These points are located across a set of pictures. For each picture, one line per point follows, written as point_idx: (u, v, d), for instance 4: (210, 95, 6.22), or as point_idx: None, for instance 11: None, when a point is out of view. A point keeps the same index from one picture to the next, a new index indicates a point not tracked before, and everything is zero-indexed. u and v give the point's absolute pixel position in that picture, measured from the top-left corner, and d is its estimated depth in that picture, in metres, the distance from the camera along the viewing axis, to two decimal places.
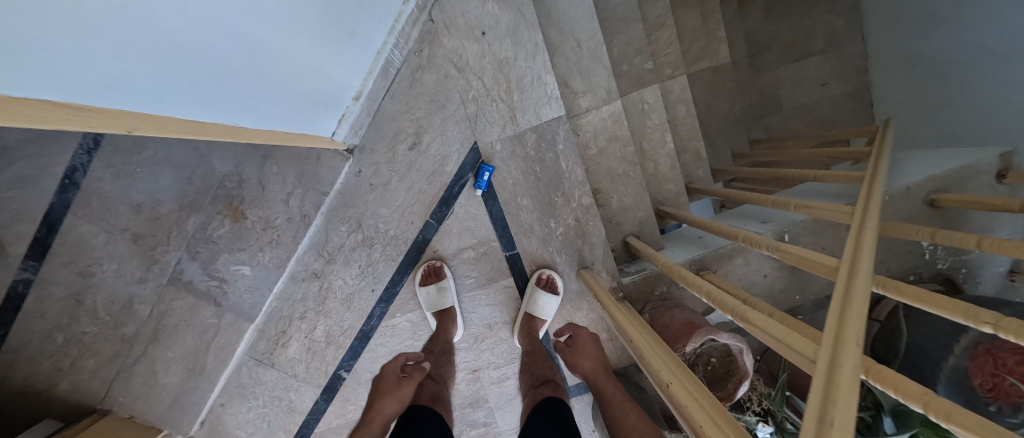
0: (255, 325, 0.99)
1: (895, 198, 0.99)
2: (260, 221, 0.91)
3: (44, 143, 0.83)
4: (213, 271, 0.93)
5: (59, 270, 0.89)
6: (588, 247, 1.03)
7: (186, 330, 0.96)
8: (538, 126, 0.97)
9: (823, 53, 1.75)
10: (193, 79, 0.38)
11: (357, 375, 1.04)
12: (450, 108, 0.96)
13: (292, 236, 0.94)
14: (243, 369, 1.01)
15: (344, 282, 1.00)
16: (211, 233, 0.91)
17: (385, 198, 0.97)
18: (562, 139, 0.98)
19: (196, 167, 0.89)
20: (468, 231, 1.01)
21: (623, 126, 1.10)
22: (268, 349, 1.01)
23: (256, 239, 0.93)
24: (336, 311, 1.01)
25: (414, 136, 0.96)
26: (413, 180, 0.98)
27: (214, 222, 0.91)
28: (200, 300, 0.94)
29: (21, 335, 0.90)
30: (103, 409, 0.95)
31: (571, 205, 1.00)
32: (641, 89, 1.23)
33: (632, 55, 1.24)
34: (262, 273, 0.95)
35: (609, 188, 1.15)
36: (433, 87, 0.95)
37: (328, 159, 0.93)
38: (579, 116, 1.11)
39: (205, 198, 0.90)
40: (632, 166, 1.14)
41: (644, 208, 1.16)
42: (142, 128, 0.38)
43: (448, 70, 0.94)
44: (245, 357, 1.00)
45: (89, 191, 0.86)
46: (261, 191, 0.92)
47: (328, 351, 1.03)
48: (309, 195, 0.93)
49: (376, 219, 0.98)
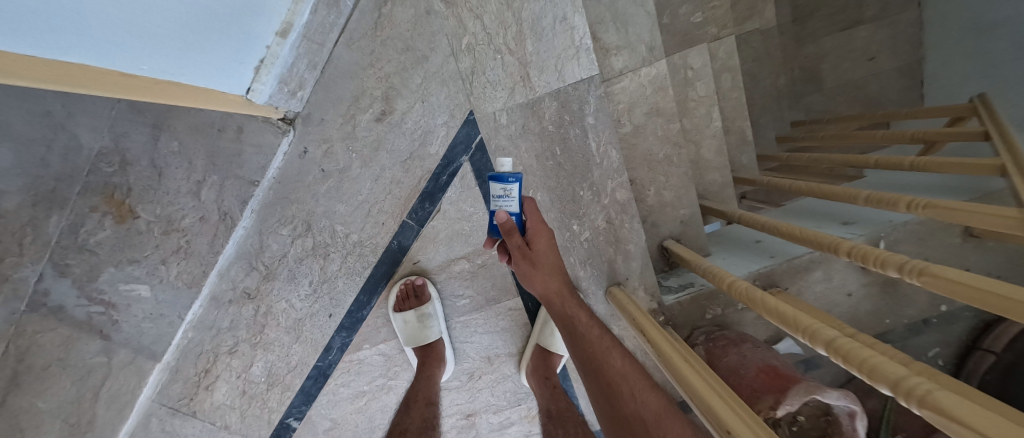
0: (164, 364, 0.71)
1: None
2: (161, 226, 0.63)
3: None
4: (94, 293, 0.65)
5: None
6: (623, 257, 0.77)
7: (59, 373, 0.67)
8: (560, 90, 0.68)
9: None
10: None
11: (311, 424, 0.78)
12: (436, 59, 0.68)
13: (208, 242, 0.66)
14: (150, 421, 0.73)
15: (290, 304, 0.73)
16: (86, 238, 0.63)
17: (344, 189, 0.69)
18: (594, 109, 0.69)
19: (52, 141, 0.59)
20: (461, 236, 0.74)
21: (670, 94, 0.82)
22: (185, 393, 0.73)
23: (155, 246, 0.65)
24: (280, 342, 0.74)
25: (383, 102, 0.67)
26: (384, 164, 0.70)
27: (88, 222, 0.62)
28: (78, 332, 0.66)
29: None
30: None
31: (601, 200, 0.74)
32: (686, 47, 0.95)
33: (677, 3, 0.95)
34: (167, 295, 0.67)
35: (647, 177, 0.89)
36: (412, 29, 0.66)
37: (256, 132, 0.64)
38: (610, 80, 0.83)
39: (69, 186, 0.61)
40: (678, 147, 0.86)
41: (688, 203, 0.90)
42: None
43: (434, 4, 0.66)
44: (152, 406, 0.73)
45: None
46: (157, 177, 0.63)
47: (272, 395, 0.76)
48: (230, 184, 0.65)
49: (333, 218, 0.70)
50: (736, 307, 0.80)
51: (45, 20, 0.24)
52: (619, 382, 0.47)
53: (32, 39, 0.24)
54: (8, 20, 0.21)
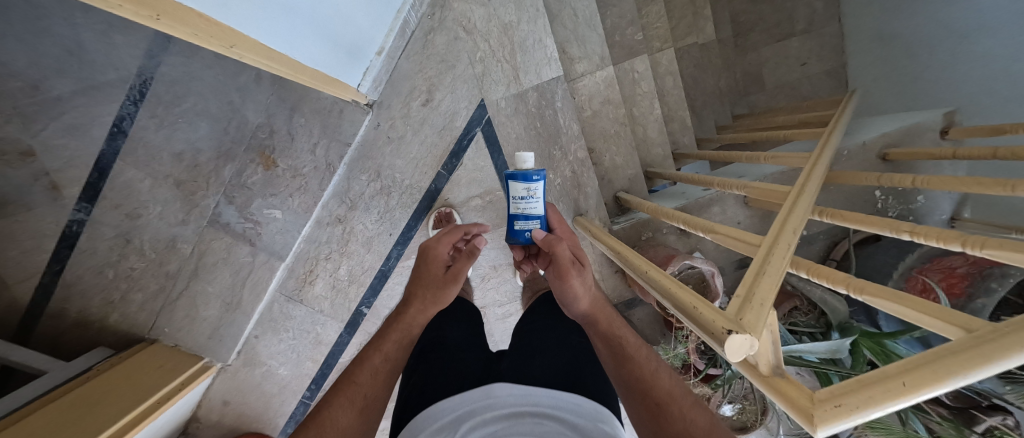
0: (285, 264, 1.11)
1: (855, 154, 1.15)
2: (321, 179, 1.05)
3: (94, 94, 0.93)
4: (247, 215, 1.05)
5: (108, 211, 1.00)
6: (584, 197, 1.16)
7: (222, 268, 1.07)
8: (539, 85, 1.07)
9: (803, 33, 1.87)
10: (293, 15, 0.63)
11: (376, 311, 1.17)
12: (459, 68, 1.07)
13: (318, 183, 1.06)
14: (275, 304, 1.14)
15: (365, 226, 1.11)
16: (246, 180, 1.03)
17: (401, 151, 1.08)
18: (561, 97, 1.08)
19: (231, 120, 1.00)
20: (475, 182, 1.13)
21: (616, 88, 1.21)
22: (296, 286, 1.13)
23: (286, 186, 1.05)
24: (357, 253, 1.13)
25: (426, 94, 1.07)
26: (426, 134, 1.09)
27: (248, 170, 1.02)
28: (236, 240, 1.06)
29: (76, 270, 1.02)
30: (154, 338, 1.10)
31: (568, 158, 1.12)
32: (632, 56, 1.33)
33: (626, 24, 1.33)
34: (292, 218, 1.07)
35: (603, 148, 1.26)
36: (445, 49, 1.06)
37: (350, 113, 1.05)
38: (575, 79, 1.22)
39: (238, 147, 1.01)
40: (624, 125, 1.24)
41: (635, 164, 1.27)
42: (213, 43, 0.52)
43: (459, 33, 1.05)
44: (276, 294, 1.13)
45: (134, 139, 0.97)
46: (291, 141, 1.03)
47: (351, 289, 1.15)
48: (333, 146, 1.05)
49: (393, 170, 1.09)
50: (662, 232, 1.18)
51: (310, 38, 0.69)
52: (646, 364, 0.54)
53: (308, 47, 0.69)
54: (301, 36, 0.67)
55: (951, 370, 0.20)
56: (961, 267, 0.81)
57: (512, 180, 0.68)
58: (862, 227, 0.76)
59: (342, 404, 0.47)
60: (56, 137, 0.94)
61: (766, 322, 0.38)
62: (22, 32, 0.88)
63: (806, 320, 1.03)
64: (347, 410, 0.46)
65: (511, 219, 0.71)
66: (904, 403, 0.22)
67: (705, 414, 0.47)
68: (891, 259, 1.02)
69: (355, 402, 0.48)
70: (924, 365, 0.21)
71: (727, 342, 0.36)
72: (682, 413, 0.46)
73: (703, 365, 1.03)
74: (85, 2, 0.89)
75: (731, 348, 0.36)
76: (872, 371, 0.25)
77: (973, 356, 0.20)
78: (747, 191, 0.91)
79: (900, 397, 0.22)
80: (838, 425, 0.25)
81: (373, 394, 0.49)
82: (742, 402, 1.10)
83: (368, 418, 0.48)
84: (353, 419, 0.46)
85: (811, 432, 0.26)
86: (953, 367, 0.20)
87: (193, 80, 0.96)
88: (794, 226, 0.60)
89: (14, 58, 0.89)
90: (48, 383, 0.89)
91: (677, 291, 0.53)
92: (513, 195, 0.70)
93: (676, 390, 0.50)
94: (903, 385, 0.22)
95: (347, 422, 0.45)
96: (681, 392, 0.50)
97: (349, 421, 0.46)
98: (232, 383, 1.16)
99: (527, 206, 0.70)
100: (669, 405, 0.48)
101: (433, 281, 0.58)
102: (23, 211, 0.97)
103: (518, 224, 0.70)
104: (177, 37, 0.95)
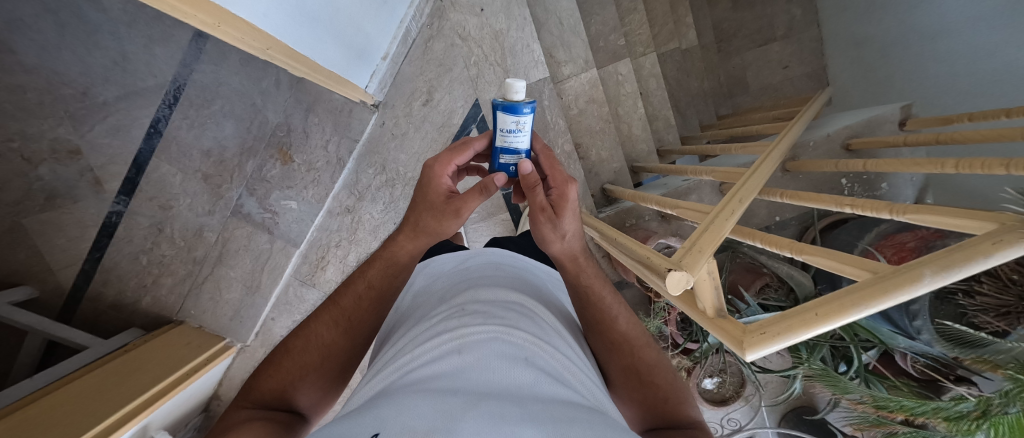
0: (300, 251, 1.25)
1: (820, 144, 1.18)
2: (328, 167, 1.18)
3: (134, 99, 1.07)
4: (267, 205, 1.19)
5: (145, 202, 1.13)
6: None
7: (244, 253, 1.21)
8: (528, 85, 1.21)
9: (784, 38, 1.97)
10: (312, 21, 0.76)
11: None
12: (456, 70, 1.19)
13: (330, 176, 1.20)
14: (290, 288, 1.27)
15: (371, 215, 1.25)
16: (266, 174, 1.18)
17: (404, 146, 1.22)
18: (547, 97, 1.22)
19: (254, 119, 1.14)
20: None
21: (600, 89, 1.32)
22: (310, 271, 1.27)
23: (302, 179, 1.20)
24: (365, 240, 1.26)
25: (426, 94, 1.20)
26: (426, 131, 1.22)
27: (267, 164, 1.17)
28: (256, 229, 1.20)
29: (114, 257, 1.15)
30: (180, 319, 1.21)
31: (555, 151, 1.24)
32: (615, 59, 1.45)
33: (608, 31, 1.46)
34: (306, 207, 1.21)
35: (589, 143, 1.36)
36: (442, 54, 1.18)
37: (358, 113, 1.18)
38: (562, 81, 1.34)
39: (260, 145, 1.16)
40: (607, 122, 1.35)
41: (618, 158, 1.37)
42: (252, 43, 0.67)
43: (455, 40, 1.17)
44: (291, 278, 1.26)
45: (168, 138, 1.11)
46: (306, 138, 1.17)
47: None
48: (343, 142, 1.19)
49: (398, 163, 1.23)
50: (644, 218, 1.26)
51: (326, 43, 0.81)
52: (609, 310, 0.55)
53: (326, 51, 0.81)
54: (319, 41, 0.79)
55: (857, 301, 0.25)
56: (910, 241, 0.85)
57: (498, 110, 0.54)
58: (816, 204, 0.85)
59: (328, 322, 0.55)
60: (102, 137, 1.08)
61: (704, 262, 0.39)
62: (74, 46, 1.01)
63: (775, 295, 1.07)
64: (333, 329, 0.55)
65: (493, 153, 0.58)
66: (815, 332, 0.26)
67: (654, 352, 0.56)
68: (853, 238, 1.02)
69: (340, 322, 0.55)
70: (837, 298, 0.26)
71: (668, 276, 0.38)
72: (632, 351, 0.54)
73: (682, 339, 1.13)
74: (128, 19, 1.02)
75: (671, 283, 0.37)
76: (794, 308, 0.29)
77: (877, 288, 0.24)
78: (715, 175, 1.00)
79: (813, 325, 0.26)
80: (766, 351, 0.29)
81: (355, 316, 0.55)
82: (719, 375, 1.16)
83: (353, 335, 0.55)
84: (336, 336, 0.54)
85: (741, 356, 0.31)
86: (859, 298, 0.25)
87: (221, 85, 1.10)
88: (745, 196, 0.68)
89: (67, 68, 1.03)
90: (87, 356, 1.00)
91: (644, 252, 0.58)
92: (498, 128, 0.56)
93: (633, 333, 0.55)
94: (817, 314, 0.26)
95: (331, 337, 0.54)
96: (638, 332, 0.56)
97: (333, 337, 0.54)
98: (249, 361, 1.28)
99: (513, 141, 0.56)
100: (624, 346, 0.54)
101: (436, 207, 0.55)
102: (70, 203, 1.10)
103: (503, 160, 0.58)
104: (207, 48, 1.09)
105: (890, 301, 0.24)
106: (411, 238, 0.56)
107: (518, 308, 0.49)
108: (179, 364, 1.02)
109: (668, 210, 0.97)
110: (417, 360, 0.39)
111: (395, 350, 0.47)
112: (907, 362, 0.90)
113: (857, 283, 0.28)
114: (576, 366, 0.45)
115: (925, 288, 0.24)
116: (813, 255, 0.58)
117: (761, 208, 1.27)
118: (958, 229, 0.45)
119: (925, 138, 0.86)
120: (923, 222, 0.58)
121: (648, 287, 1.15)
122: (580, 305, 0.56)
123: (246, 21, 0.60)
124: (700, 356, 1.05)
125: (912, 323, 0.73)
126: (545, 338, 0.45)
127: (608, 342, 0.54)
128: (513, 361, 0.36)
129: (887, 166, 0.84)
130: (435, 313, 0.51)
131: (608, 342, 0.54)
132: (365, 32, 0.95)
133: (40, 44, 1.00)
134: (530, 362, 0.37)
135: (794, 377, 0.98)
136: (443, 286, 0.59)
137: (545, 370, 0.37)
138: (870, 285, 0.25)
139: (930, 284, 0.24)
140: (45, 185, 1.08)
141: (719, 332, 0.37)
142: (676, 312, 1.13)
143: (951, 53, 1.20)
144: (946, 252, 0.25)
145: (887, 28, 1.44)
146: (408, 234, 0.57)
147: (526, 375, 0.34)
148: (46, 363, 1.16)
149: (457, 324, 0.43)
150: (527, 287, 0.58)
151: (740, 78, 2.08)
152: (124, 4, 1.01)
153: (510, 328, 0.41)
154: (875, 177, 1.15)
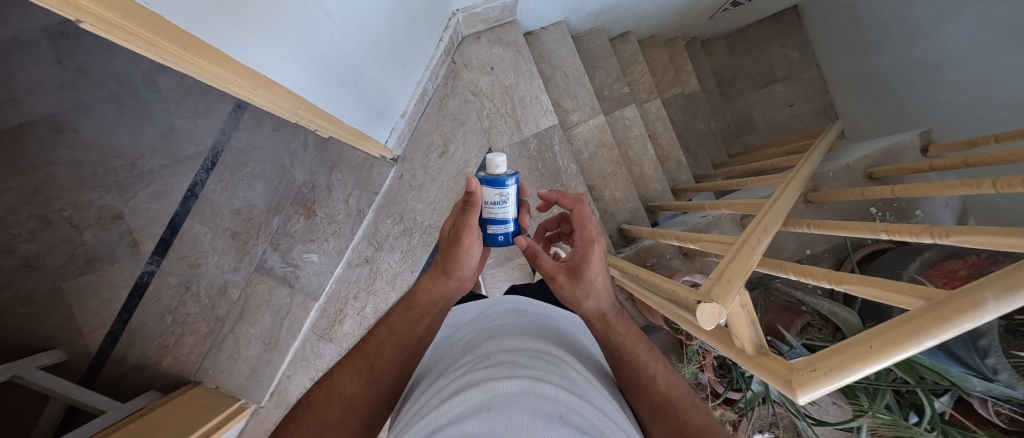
0: (318, 305, 1.27)
1: (840, 174, 1.15)
2: (350, 218, 1.24)
3: (176, 167, 1.16)
4: (289, 259, 1.23)
5: (175, 261, 1.18)
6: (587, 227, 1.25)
7: (265, 308, 1.23)
8: (539, 133, 1.28)
9: (785, 79, 2.03)
10: (340, 84, 0.82)
11: None
12: (470, 123, 1.28)
13: (350, 228, 1.24)
14: (307, 343, 1.27)
15: (389, 265, 1.27)
16: (290, 229, 1.22)
17: (421, 196, 1.27)
18: (557, 142, 1.29)
19: (281, 179, 1.21)
20: None
21: (608, 133, 1.37)
22: (327, 325, 1.28)
23: (323, 232, 1.24)
24: (382, 290, 1.27)
25: (442, 147, 1.28)
26: (443, 180, 1.27)
27: (292, 220, 1.22)
28: (277, 283, 1.23)
29: (141, 317, 1.17)
30: (197, 380, 1.20)
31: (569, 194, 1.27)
32: (621, 106, 1.51)
33: (612, 81, 1.55)
34: (326, 259, 1.25)
35: (602, 184, 1.38)
36: (456, 109, 1.27)
37: (379, 168, 1.24)
38: (571, 127, 1.39)
39: (287, 201, 1.22)
40: (619, 164, 1.37)
41: (633, 198, 1.37)
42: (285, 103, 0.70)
43: (468, 96, 1.27)
44: (309, 333, 1.27)
45: (202, 200, 1.18)
46: (329, 194, 1.23)
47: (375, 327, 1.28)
48: (364, 195, 1.24)
49: (414, 212, 1.27)
50: (666, 257, 1.20)
51: (348, 99, 0.87)
52: (643, 367, 0.54)
53: (342, 109, 0.86)
54: (340, 99, 0.84)
55: (916, 331, 0.23)
56: (961, 269, 0.77)
57: (484, 184, 0.59)
58: (848, 232, 0.81)
59: (350, 373, 0.54)
60: (143, 203, 1.16)
61: (736, 293, 0.37)
62: (130, 123, 1.13)
63: (820, 335, 0.97)
64: (354, 378, 0.53)
65: (482, 224, 0.63)
66: (871, 367, 0.25)
67: (702, 414, 0.51)
68: (897, 268, 0.94)
69: (362, 372, 0.54)
70: (891, 330, 0.24)
71: (697, 309, 0.36)
72: (677, 413, 0.50)
73: (723, 387, 1.03)
74: (179, 97, 1.14)
75: (702, 318, 0.36)
76: (849, 340, 0.27)
77: (937, 317, 0.22)
78: (734, 207, 0.98)
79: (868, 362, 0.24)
80: (819, 391, 0.28)
81: (378, 365, 0.55)
82: (771, 430, 1.04)
83: (375, 387, 0.53)
84: (358, 388, 0.52)
85: (795, 397, 0.30)
86: (917, 329, 0.23)
87: (254, 149, 1.19)
88: (771, 224, 0.66)
89: (120, 143, 1.14)
90: (105, 420, 0.99)
91: (670, 286, 0.57)
92: (484, 200, 0.61)
93: (673, 392, 0.52)
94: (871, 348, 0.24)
95: (353, 389, 0.52)
96: (680, 391, 0.53)
97: (355, 388, 0.52)
98: (263, 425, 1.25)
99: (500, 212, 0.61)
100: (667, 409, 0.50)
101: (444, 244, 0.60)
102: (107, 265, 1.15)
103: (491, 229, 0.62)
104: (244, 118, 1.19)
105: (954, 332, 0.23)
106: (443, 250, 0.60)
107: (546, 356, 0.46)
108: (196, 426, 0.99)
109: (690, 244, 0.94)
110: (441, 421, 0.35)
111: (416, 409, 0.44)
112: (990, 411, 0.77)
113: (912, 311, 0.26)
114: (615, 423, 0.41)
115: (992, 316, 0.22)
116: (856, 284, 0.54)
117: (786, 242, 1.21)
118: (1013, 249, 0.42)
119: (954, 161, 0.83)
120: (970, 244, 0.54)
121: (678, 329, 1.08)
122: (612, 362, 0.55)
123: (284, 87, 0.67)
124: (745, 408, 0.94)
125: (984, 361, 0.63)
126: (578, 392, 0.42)
127: (649, 404, 0.51)
128: (547, 420, 0.32)
129: (918, 190, 0.80)
130: (458, 365, 0.48)
131: (649, 403, 0.51)
132: (388, 92, 1.02)
133: (101, 123, 1.12)
134: (567, 421, 0.34)
135: (858, 429, 0.85)
136: (466, 336, 0.57)
137: (585, 428, 0.34)
138: (927, 315, 0.23)
139: (997, 310, 0.22)
140: (88, 249, 1.15)
141: (762, 371, 0.36)
142: (712, 357, 1.05)
143: (954, 82, 1.22)
144: (1019, 266, 0.22)
145: (889, 61, 1.47)
146: (440, 248, 0.61)
147: (565, 435, 0.31)
148: (64, 428, 1.14)
149: (482, 377, 0.40)
150: (554, 335, 0.56)
151: (748, 118, 2.10)
152: (176, 85, 1.14)
153: (540, 381, 0.39)
154: (906, 203, 1.08)
